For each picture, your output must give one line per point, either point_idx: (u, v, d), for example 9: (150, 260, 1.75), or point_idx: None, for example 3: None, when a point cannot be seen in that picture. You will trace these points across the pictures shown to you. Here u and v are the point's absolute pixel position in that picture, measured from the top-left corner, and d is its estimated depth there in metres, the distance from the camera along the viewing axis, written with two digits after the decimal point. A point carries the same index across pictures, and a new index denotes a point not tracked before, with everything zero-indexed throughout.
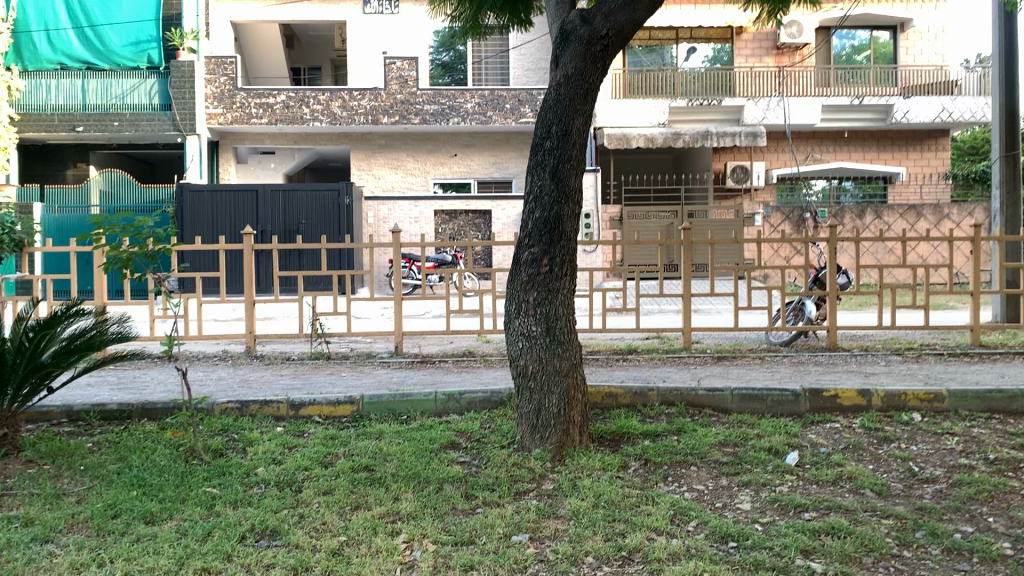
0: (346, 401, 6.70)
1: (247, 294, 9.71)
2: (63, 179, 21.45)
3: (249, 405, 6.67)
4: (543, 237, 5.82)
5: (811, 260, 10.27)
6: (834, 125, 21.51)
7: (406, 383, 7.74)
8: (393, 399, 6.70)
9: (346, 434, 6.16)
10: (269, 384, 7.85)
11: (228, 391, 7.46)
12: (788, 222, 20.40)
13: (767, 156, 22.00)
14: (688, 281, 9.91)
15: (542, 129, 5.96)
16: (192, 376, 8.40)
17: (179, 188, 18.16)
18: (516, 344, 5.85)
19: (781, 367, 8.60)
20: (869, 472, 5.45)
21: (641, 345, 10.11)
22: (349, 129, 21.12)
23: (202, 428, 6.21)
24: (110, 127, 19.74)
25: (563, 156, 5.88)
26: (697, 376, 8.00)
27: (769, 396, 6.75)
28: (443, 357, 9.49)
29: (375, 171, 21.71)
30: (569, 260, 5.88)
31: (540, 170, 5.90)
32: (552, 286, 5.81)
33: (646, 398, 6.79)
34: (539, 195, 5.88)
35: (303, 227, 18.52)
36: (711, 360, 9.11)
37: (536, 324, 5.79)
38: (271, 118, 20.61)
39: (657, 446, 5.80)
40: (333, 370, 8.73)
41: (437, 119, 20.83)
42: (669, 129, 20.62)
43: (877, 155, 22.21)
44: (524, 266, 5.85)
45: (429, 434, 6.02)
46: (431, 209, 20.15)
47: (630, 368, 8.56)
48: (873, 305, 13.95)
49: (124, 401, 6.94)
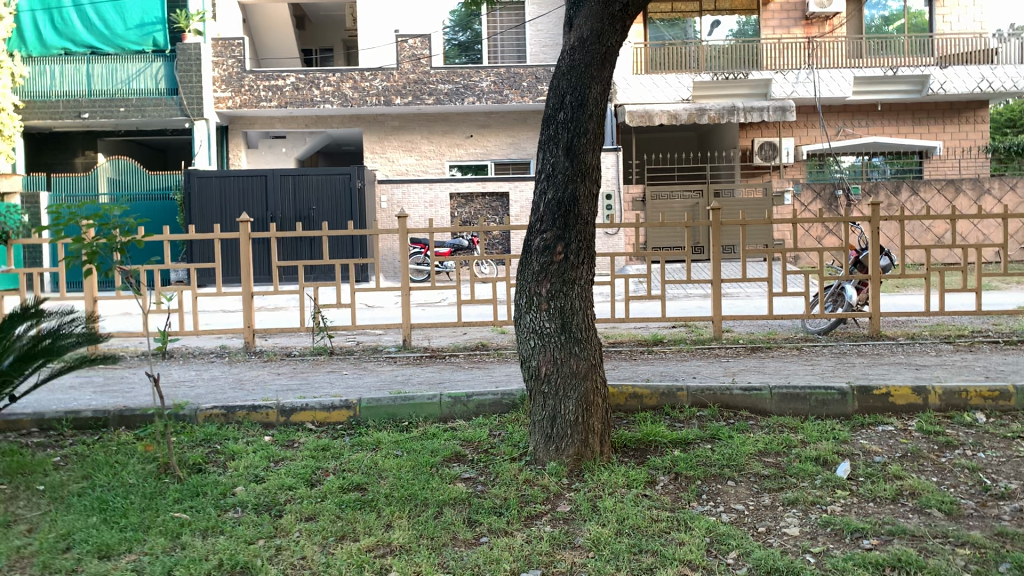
0: (342, 405, 6.05)
1: (244, 287, 9.09)
2: (72, 168, 21.00)
3: (236, 411, 6.05)
4: (556, 221, 5.15)
5: (851, 242, 9.49)
6: (866, 98, 20.55)
7: (411, 383, 7.08)
8: (393, 403, 6.04)
9: (340, 444, 5.53)
10: (263, 386, 7.23)
11: (218, 394, 6.85)
12: (819, 200, 19.51)
13: (796, 132, 21.10)
14: (718, 265, 9.14)
15: (555, 98, 5.28)
16: (182, 376, 7.80)
17: (186, 175, 17.58)
18: (527, 342, 5.18)
19: (822, 360, 7.85)
20: (933, 487, 4.72)
21: (668, 335, 9.39)
22: (361, 111, 20.47)
23: (180, 440, 5.60)
24: (116, 112, 19.20)
25: (578, 130, 5.19)
26: (731, 371, 7.30)
27: (813, 395, 6.02)
28: (454, 352, 8.82)
29: (389, 154, 21.01)
30: (588, 246, 5.20)
31: (552, 145, 5.23)
32: (567, 277, 5.13)
33: (675, 399, 6.08)
34: (552, 173, 5.21)
35: (314, 213, 17.93)
36: (744, 352, 8.37)
37: (549, 320, 5.11)
38: (281, 101, 19.98)
39: (687, 457, 5.11)
40: (335, 367, 8.10)
41: (451, 99, 20.12)
42: (694, 105, 19.75)
43: (912, 129, 21.21)
44: (536, 255, 5.18)
45: (432, 444, 5.36)
46: (446, 192, 19.51)
47: (655, 363, 7.85)
48: (913, 287, 13.12)
49: (100, 407, 6.35)
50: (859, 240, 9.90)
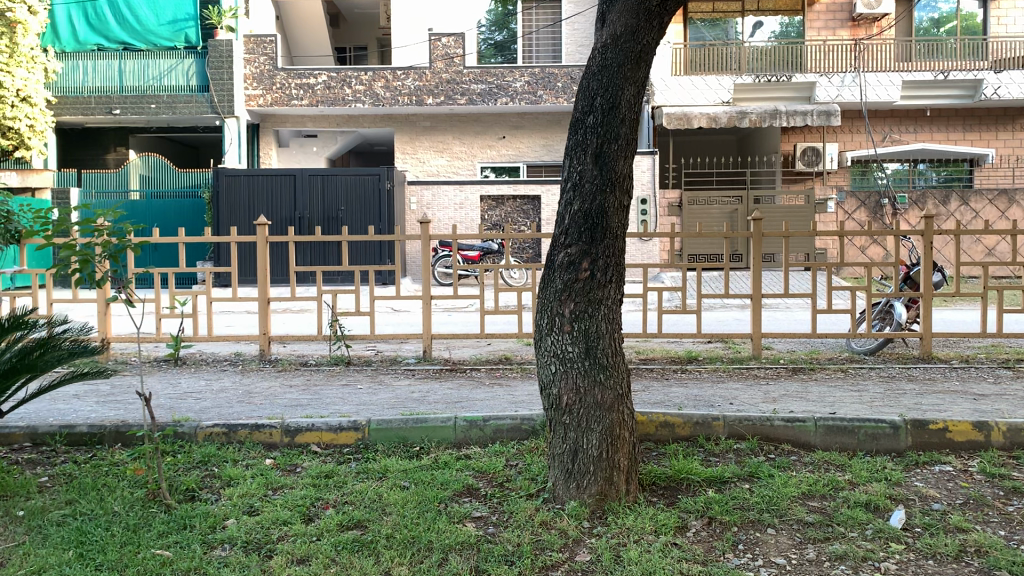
0: (350, 427, 5.65)
1: (260, 293, 8.75)
2: (103, 164, 20.95)
3: (238, 430, 5.68)
4: (583, 235, 4.71)
5: (902, 257, 8.88)
6: (913, 103, 19.78)
7: (427, 401, 6.65)
8: (405, 426, 5.62)
9: (344, 472, 5.13)
10: (271, 400, 6.85)
11: (223, 409, 6.48)
12: (864, 209, 18.99)
13: (841, 136, 20.35)
14: (758, 279, 8.61)
15: (585, 101, 4.85)
16: (188, 387, 7.46)
17: (214, 173, 17.37)
18: (547, 368, 4.73)
19: (869, 385, 7.28)
20: (1002, 543, 4.18)
21: (703, 352, 8.90)
22: (392, 110, 20.15)
23: (175, 463, 5.23)
24: (147, 109, 19.13)
25: (608, 136, 4.75)
26: (770, 397, 6.78)
27: (861, 428, 5.49)
28: (475, 365, 8.39)
29: (420, 154, 20.65)
30: (617, 263, 4.75)
31: (580, 152, 4.80)
32: (593, 297, 4.68)
33: (710, 430, 5.58)
34: (580, 182, 4.78)
35: (342, 214, 17.63)
36: (785, 374, 7.84)
37: (572, 344, 4.66)
38: (312, 99, 19.72)
39: (722, 498, 4.63)
40: (349, 380, 7.70)
41: (484, 99, 19.72)
42: (734, 108, 19.13)
43: (963, 136, 20.35)
44: (559, 271, 4.74)
45: (442, 476, 4.94)
46: (477, 194, 19.15)
47: (688, 384, 7.35)
48: (966, 302, 12.44)
49: (97, 421, 6.01)
50: (910, 254, 9.28)
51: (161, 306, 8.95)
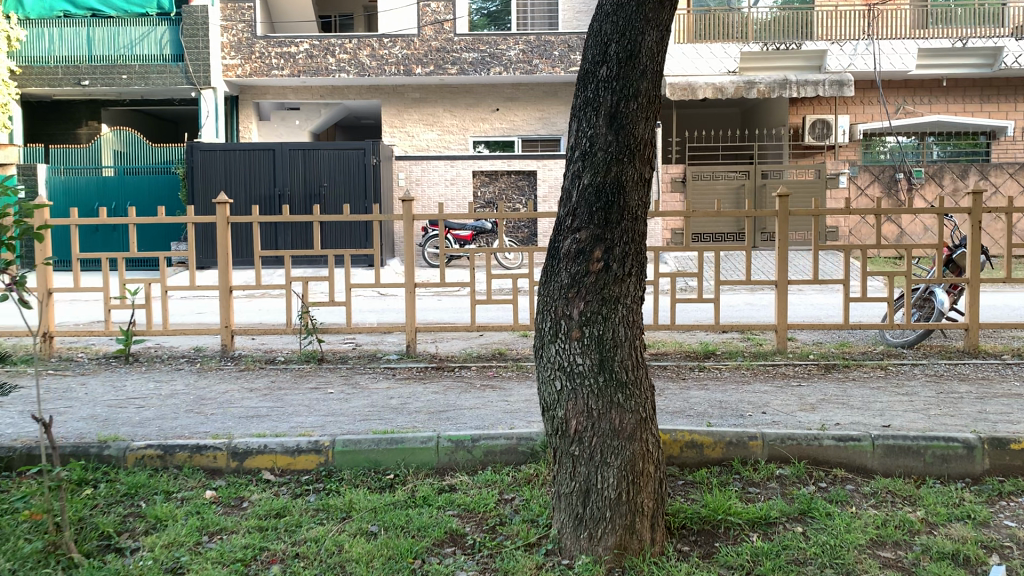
0: (311, 449, 4.67)
1: (221, 281, 7.74)
2: (74, 138, 19.87)
3: (176, 452, 4.69)
4: (595, 217, 3.75)
5: (945, 239, 7.82)
6: (930, 72, 18.72)
7: (406, 410, 5.67)
8: (376, 448, 4.65)
9: (299, 509, 4.16)
10: (223, 410, 5.84)
11: (164, 422, 5.48)
12: (877, 183, 17.98)
13: (852, 109, 19.29)
14: (784, 265, 7.61)
15: (595, 48, 3.86)
16: (134, 391, 6.48)
17: (188, 147, 16.31)
18: (551, 384, 3.77)
19: (918, 387, 6.30)
20: None
21: (720, 345, 7.94)
22: (379, 81, 19.03)
23: (90, 501, 4.23)
24: (117, 80, 17.99)
25: (625, 92, 3.77)
26: (808, 403, 5.82)
27: (929, 448, 4.53)
28: (465, 362, 7.40)
29: (408, 128, 19.46)
30: (637, 251, 3.79)
31: (591, 113, 3.82)
32: (608, 295, 3.72)
33: (747, 451, 4.61)
34: (590, 150, 3.80)
35: (324, 191, 16.57)
36: (818, 372, 6.90)
37: (582, 355, 3.70)
38: (293, 69, 18.58)
39: (770, 548, 3.68)
40: (319, 383, 6.69)
41: (476, 69, 18.62)
42: (742, 78, 18.05)
43: (980, 107, 19.27)
44: (566, 262, 3.77)
45: (420, 517, 3.97)
46: (469, 170, 18.24)
47: (710, 388, 6.36)
48: (1000, 289, 11.42)
49: (9, 440, 5.01)
50: (953, 234, 8.24)
51: (110, 295, 7.91)
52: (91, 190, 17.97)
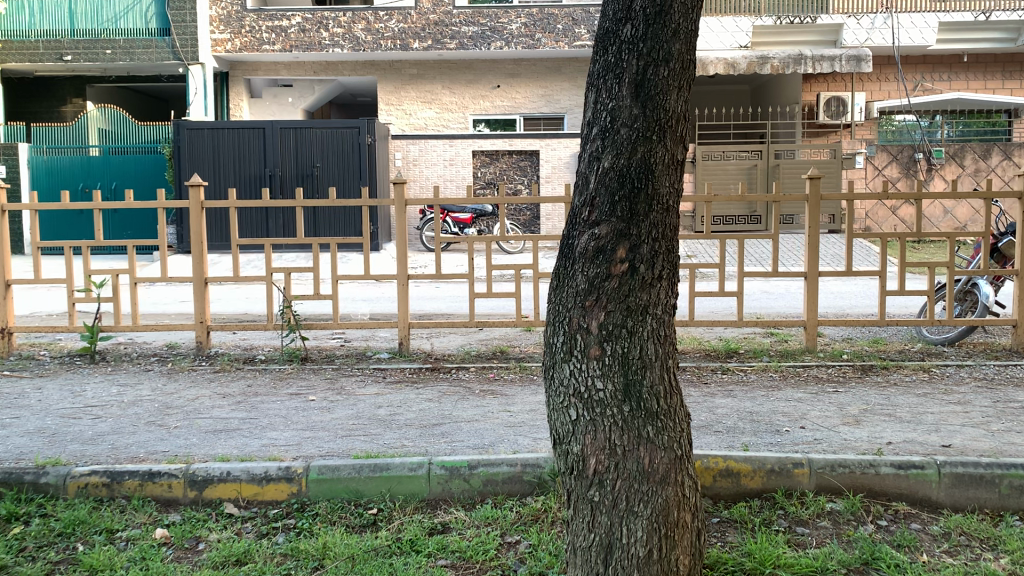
0: (282, 477, 4.00)
1: (195, 272, 7.05)
2: (59, 116, 19.13)
3: (124, 480, 4.02)
4: (618, 210, 3.05)
5: (991, 226, 7.07)
6: (950, 47, 17.91)
7: (396, 423, 4.99)
8: (358, 476, 3.98)
9: (262, 555, 3.49)
10: (189, 422, 5.15)
11: (119, 438, 4.79)
12: (895, 164, 17.76)
13: (868, 86, 18.46)
14: (814, 255, 6.90)
15: (617, 3, 3.13)
16: (93, 397, 5.82)
17: (175, 125, 15.59)
18: (565, 415, 3.10)
19: (971, 394, 5.60)
20: None
21: (743, 343, 7.27)
22: (375, 56, 18.23)
23: (15, 546, 3.55)
24: (102, 55, 17.20)
25: (652, 58, 3.06)
26: (851, 416, 5.12)
27: (1004, 478, 3.84)
28: (462, 362, 6.70)
29: (406, 105, 18.67)
30: (668, 251, 3.11)
31: (612, 82, 3.10)
32: (633, 306, 3.05)
33: (791, 481, 3.94)
34: (611, 126, 3.09)
35: (317, 172, 15.82)
36: (855, 375, 6.22)
37: (602, 379, 3.04)
38: (285, 44, 17.76)
39: None
40: (301, 388, 5.98)
41: (476, 44, 17.82)
42: (755, 53, 17.22)
43: (1001, 84, 18.48)
44: (583, 265, 3.08)
45: (406, 569, 3.30)
46: (469, 150, 17.52)
47: (737, 396, 5.66)
48: None
49: None
50: (998, 221, 7.51)
51: (74, 288, 7.20)
52: (75, 171, 17.26)
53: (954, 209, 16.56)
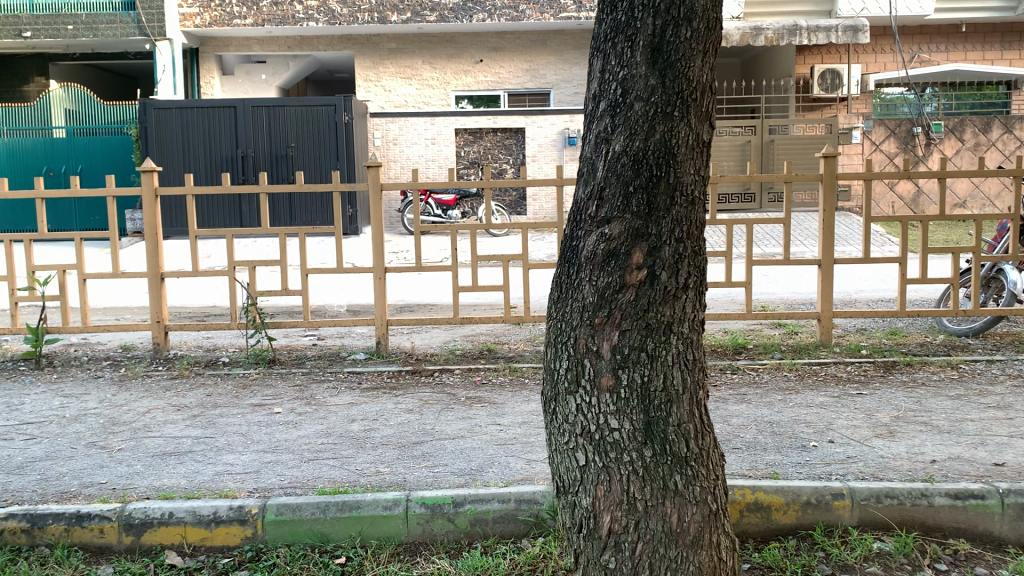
0: (233, 518, 3.39)
1: (150, 267, 6.39)
2: (21, 96, 18.29)
3: (47, 524, 3.40)
4: (635, 206, 2.45)
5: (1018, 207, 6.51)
6: (950, 16, 17.30)
7: (372, 442, 4.38)
8: (323, 517, 3.39)
9: None
10: (135, 444, 4.52)
11: (51, 466, 4.17)
12: (893, 139, 16.93)
13: (864, 57, 17.89)
14: (829, 241, 6.31)
15: None
16: (30, 411, 5.18)
17: (142, 105, 14.88)
18: (572, 459, 2.55)
19: (1009, 397, 5.05)
20: None
21: (753, 337, 6.69)
22: (352, 30, 17.43)
23: None
24: (63, 31, 16.37)
25: (672, 13, 2.44)
26: (883, 425, 4.56)
27: None
28: (446, 363, 6.09)
29: (385, 82, 17.92)
30: (695, 254, 2.52)
31: (621, 46, 2.48)
32: (653, 325, 2.47)
33: (831, 515, 3.37)
34: (622, 101, 2.47)
35: (291, 152, 15.10)
36: (878, 373, 5.66)
37: (617, 417, 2.48)
38: (257, 18, 16.92)
39: None
40: (265, 398, 5.36)
41: (457, 16, 17.03)
42: (748, 24, 16.51)
43: (1000, 55, 17.93)
44: (592, 274, 2.49)
45: None
46: (451, 127, 16.81)
47: (752, 401, 5.08)
48: None
49: None
50: None
51: (16, 286, 6.51)
52: (37, 153, 16.44)
53: (953, 184, 16.06)
